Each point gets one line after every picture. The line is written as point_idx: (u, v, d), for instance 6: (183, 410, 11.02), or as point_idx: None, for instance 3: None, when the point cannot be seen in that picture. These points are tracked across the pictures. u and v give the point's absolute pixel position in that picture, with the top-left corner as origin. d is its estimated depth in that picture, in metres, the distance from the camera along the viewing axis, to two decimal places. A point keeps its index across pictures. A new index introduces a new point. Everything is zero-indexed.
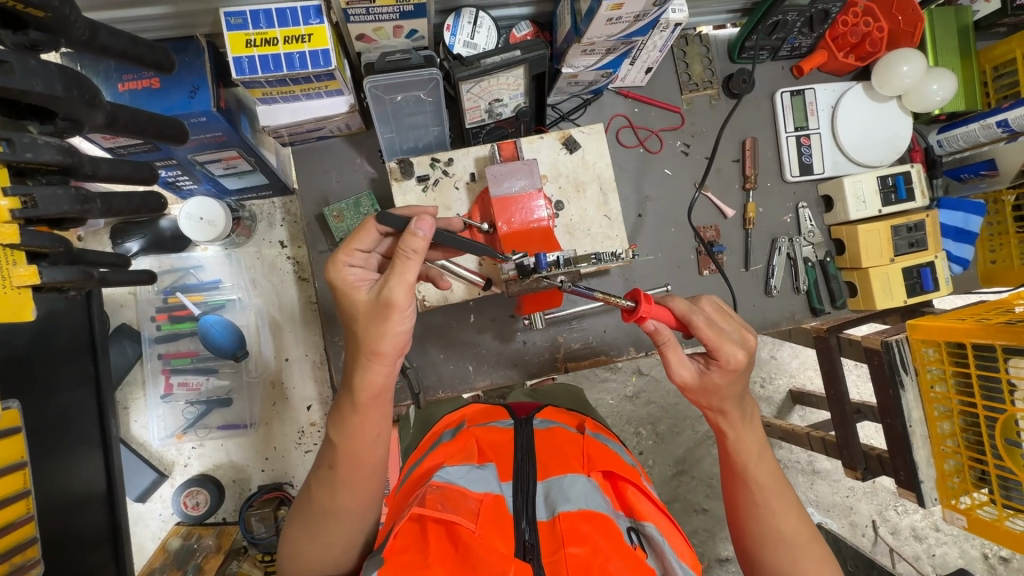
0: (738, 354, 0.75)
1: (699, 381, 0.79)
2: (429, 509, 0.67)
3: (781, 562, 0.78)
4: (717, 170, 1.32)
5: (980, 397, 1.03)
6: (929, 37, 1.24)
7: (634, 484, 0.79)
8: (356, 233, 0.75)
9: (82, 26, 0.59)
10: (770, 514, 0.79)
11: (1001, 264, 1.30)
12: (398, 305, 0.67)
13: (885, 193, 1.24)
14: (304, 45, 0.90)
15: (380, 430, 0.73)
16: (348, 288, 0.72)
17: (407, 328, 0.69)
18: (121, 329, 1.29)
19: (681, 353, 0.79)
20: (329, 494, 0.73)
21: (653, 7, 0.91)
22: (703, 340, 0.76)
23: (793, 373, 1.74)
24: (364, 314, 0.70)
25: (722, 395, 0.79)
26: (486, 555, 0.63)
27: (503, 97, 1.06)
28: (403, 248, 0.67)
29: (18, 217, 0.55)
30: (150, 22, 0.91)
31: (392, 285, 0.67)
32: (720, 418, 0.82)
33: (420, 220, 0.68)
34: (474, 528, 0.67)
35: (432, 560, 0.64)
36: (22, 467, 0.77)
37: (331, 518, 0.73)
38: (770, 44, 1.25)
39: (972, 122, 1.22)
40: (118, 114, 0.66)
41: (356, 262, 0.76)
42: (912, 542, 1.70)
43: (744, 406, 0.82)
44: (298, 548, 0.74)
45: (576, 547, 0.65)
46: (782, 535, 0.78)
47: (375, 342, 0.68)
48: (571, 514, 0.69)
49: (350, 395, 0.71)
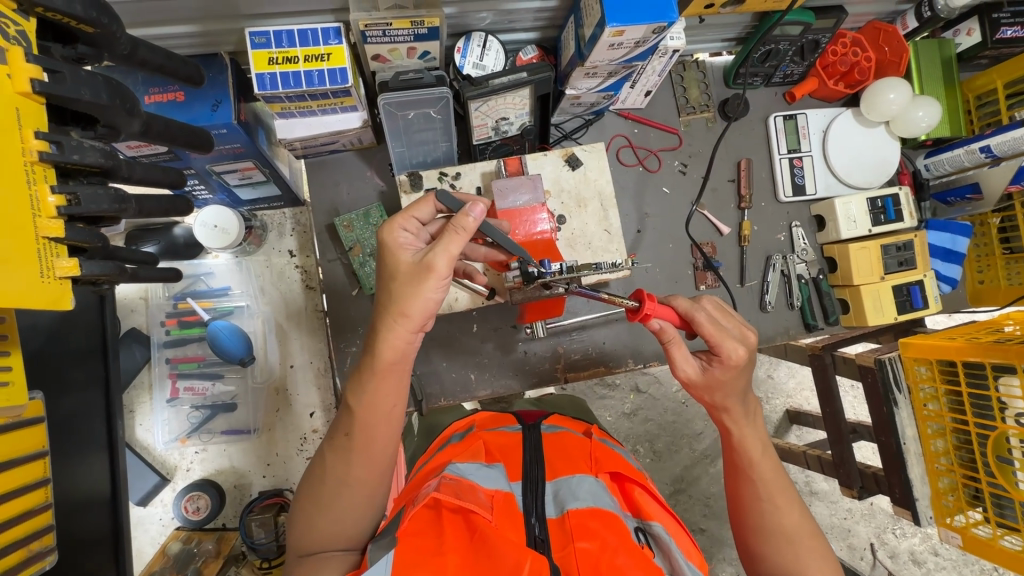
0: (738, 349, 0.79)
1: (703, 377, 0.83)
2: (447, 496, 0.69)
3: (787, 559, 0.79)
4: (712, 189, 1.37)
5: (972, 416, 1.06)
6: (915, 67, 1.30)
7: (640, 486, 0.81)
8: (416, 203, 0.83)
9: (125, 42, 0.64)
10: (774, 510, 0.81)
11: (988, 284, 1.35)
12: (437, 271, 0.73)
13: (874, 214, 1.29)
14: (323, 63, 0.95)
15: (396, 401, 0.77)
16: (393, 247, 0.78)
17: (437, 297, 0.75)
18: (132, 333, 1.33)
19: (685, 351, 0.83)
20: (343, 464, 0.76)
21: (652, 34, 0.96)
22: (705, 334, 0.80)
23: (790, 393, 1.76)
24: (405, 274, 0.75)
25: (726, 390, 0.82)
26: (501, 544, 0.65)
27: (509, 115, 1.11)
28: (455, 223, 0.74)
29: (63, 214, 0.59)
30: (178, 39, 0.97)
31: (436, 252, 0.74)
32: (725, 417, 0.85)
33: (474, 205, 0.75)
34: (490, 518, 0.68)
35: (448, 549, 0.67)
36: (41, 457, 0.79)
37: (342, 489, 0.75)
38: (764, 71, 1.31)
39: (958, 147, 1.27)
40: (153, 123, 0.70)
41: (409, 228, 0.82)
42: (911, 565, 1.70)
43: (747, 403, 0.85)
44: (309, 521, 0.76)
45: (585, 542, 0.67)
46: (786, 530, 0.80)
47: (407, 304, 0.73)
48: (580, 512, 0.71)
49: (370, 360, 0.76)
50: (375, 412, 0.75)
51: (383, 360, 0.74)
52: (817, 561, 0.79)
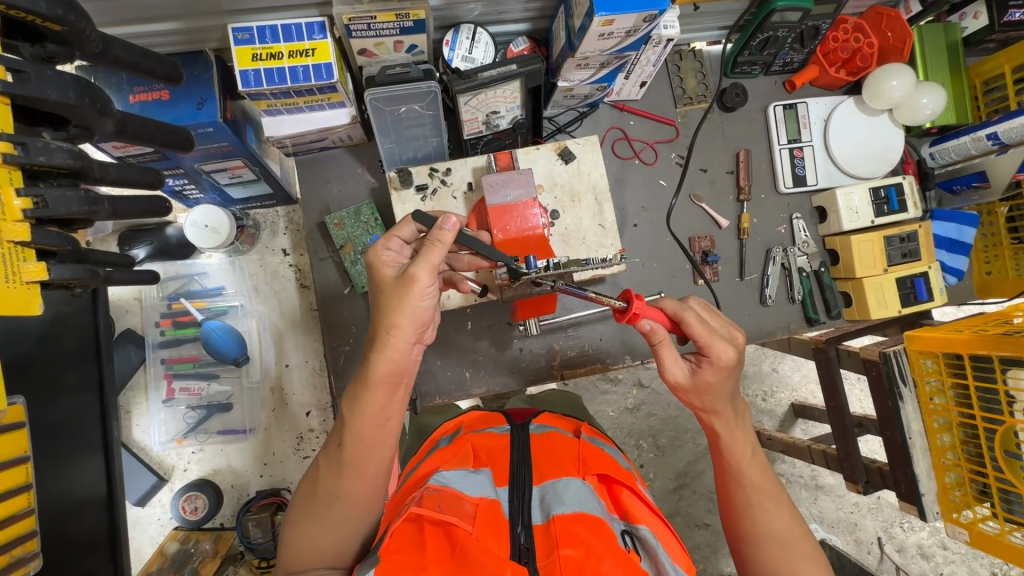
0: (728, 350, 0.78)
1: (691, 380, 0.81)
2: (428, 510, 0.70)
3: (777, 564, 0.78)
4: (710, 181, 1.34)
5: (979, 409, 1.03)
6: (919, 53, 1.27)
7: (629, 488, 0.80)
8: (396, 225, 0.84)
9: (96, 40, 0.62)
10: (765, 514, 0.79)
11: (996, 275, 1.31)
12: (421, 282, 0.72)
13: (877, 205, 1.26)
14: (308, 59, 0.94)
15: (389, 414, 0.75)
16: (380, 270, 0.78)
17: (425, 306, 0.74)
18: (127, 334, 1.33)
19: (674, 352, 0.81)
20: (335, 478, 0.74)
21: (643, 23, 0.93)
22: (694, 337, 0.78)
23: (795, 386, 1.74)
24: (390, 289, 0.74)
25: (715, 394, 0.81)
26: (481, 554, 0.65)
27: (499, 109, 1.09)
28: (431, 237, 0.75)
29: (30, 217, 0.58)
30: (161, 37, 0.95)
31: (416, 263, 0.73)
32: (713, 420, 0.83)
33: (447, 218, 0.76)
34: (471, 530, 0.69)
35: (429, 562, 0.66)
36: (24, 461, 0.79)
37: (335, 502, 0.74)
38: (762, 59, 1.28)
39: (964, 134, 1.24)
40: (128, 123, 0.69)
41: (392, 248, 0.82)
42: (919, 560, 1.67)
43: (736, 407, 0.83)
44: (300, 534, 0.75)
45: (570, 549, 0.67)
46: (776, 535, 0.78)
47: (395, 315, 0.72)
48: (565, 517, 0.70)
49: (364, 370, 0.73)
50: (371, 415, 0.73)
51: (380, 372, 0.72)
52: (810, 564, 0.77)
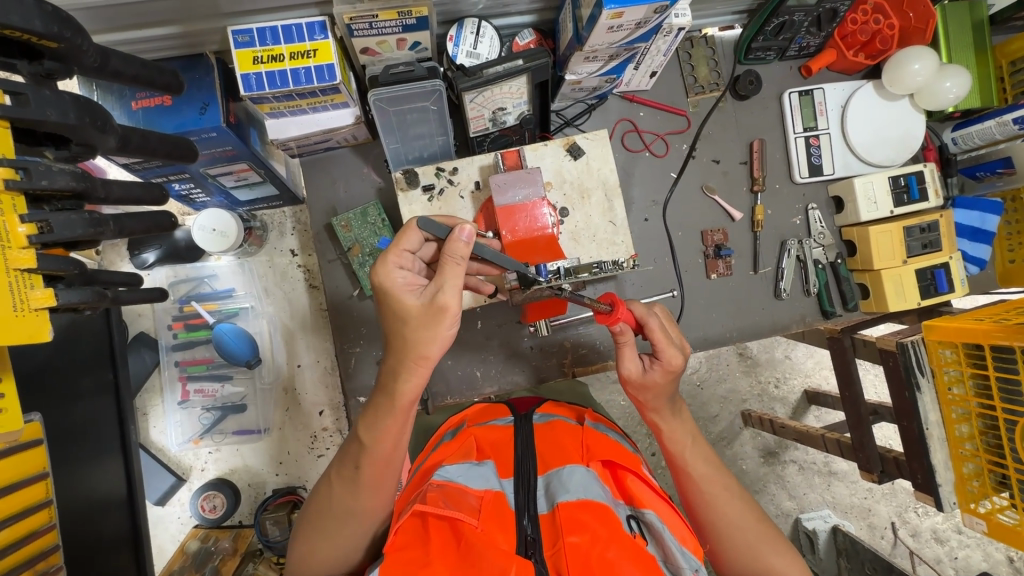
0: (676, 356, 0.88)
1: (641, 377, 0.90)
2: (431, 506, 0.71)
3: (740, 548, 0.84)
4: (723, 172, 1.31)
5: (999, 400, 1.00)
6: (943, 32, 1.22)
7: (633, 473, 0.81)
8: (402, 236, 0.82)
9: (93, 53, 0.61)
10: (717, 500, 0.86)
11: (1019, 263, 1.26)
12: (450, 309, 0.75)
13: (897, 194, 1.22)
14: (309, 61, 0.91)
15: (407, 433, 0.81)
16: (408, 303, 0.77)
17: (454, 330, 0.77)
18: (140, 338, 1.34)
19: (634, 351, 0.90)
20: (352, 495, 0.81)
21: (653, 14, 0.91)
22: (652, 341, 0.88)
23: (809, 373, 1.72)
24: (417, 318, 0.76)
25: (658, 393, 0.90)
26: (485, 549, 0.66)
27: (506, 105, 1.06)
28: (451, 255, 0.74)
29: (35, 243, 0.57)
30: (163, 40, 0.94)
31: (447, 290, 0.75)
32: (656, 416, 0.92)
33: (461, 227, 0.75)
34: (476, 524, 0.70)
35: (433, 559, 0.67)
36: (43, 478, 0.81)
37: (348, 518, 0.82)
38: (777, 45, 1.23)
39: (988, 118, 1.19)
40: (130, 137, 0.68)
41: (399, 264, 0.82)
42: (933, 544, 1.67)
43: (674, 404, 0.92)
44: (312, 548, 0.83)
45: (575, 536, 0.67)
46: (730, 520, 0.85)
47: (426, 346, 0.75)
48: (570, 504, 0.71)
49: (388, 395, 0.78)
50: (391, 439, 0.79)
51: (405, 392, 0.77)
52: (767, 541, 0.84)
